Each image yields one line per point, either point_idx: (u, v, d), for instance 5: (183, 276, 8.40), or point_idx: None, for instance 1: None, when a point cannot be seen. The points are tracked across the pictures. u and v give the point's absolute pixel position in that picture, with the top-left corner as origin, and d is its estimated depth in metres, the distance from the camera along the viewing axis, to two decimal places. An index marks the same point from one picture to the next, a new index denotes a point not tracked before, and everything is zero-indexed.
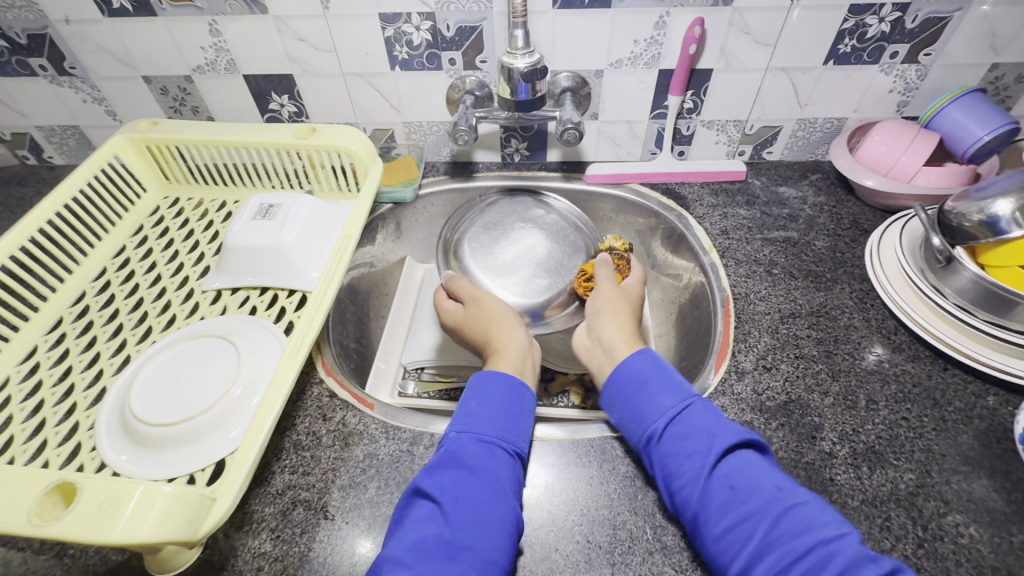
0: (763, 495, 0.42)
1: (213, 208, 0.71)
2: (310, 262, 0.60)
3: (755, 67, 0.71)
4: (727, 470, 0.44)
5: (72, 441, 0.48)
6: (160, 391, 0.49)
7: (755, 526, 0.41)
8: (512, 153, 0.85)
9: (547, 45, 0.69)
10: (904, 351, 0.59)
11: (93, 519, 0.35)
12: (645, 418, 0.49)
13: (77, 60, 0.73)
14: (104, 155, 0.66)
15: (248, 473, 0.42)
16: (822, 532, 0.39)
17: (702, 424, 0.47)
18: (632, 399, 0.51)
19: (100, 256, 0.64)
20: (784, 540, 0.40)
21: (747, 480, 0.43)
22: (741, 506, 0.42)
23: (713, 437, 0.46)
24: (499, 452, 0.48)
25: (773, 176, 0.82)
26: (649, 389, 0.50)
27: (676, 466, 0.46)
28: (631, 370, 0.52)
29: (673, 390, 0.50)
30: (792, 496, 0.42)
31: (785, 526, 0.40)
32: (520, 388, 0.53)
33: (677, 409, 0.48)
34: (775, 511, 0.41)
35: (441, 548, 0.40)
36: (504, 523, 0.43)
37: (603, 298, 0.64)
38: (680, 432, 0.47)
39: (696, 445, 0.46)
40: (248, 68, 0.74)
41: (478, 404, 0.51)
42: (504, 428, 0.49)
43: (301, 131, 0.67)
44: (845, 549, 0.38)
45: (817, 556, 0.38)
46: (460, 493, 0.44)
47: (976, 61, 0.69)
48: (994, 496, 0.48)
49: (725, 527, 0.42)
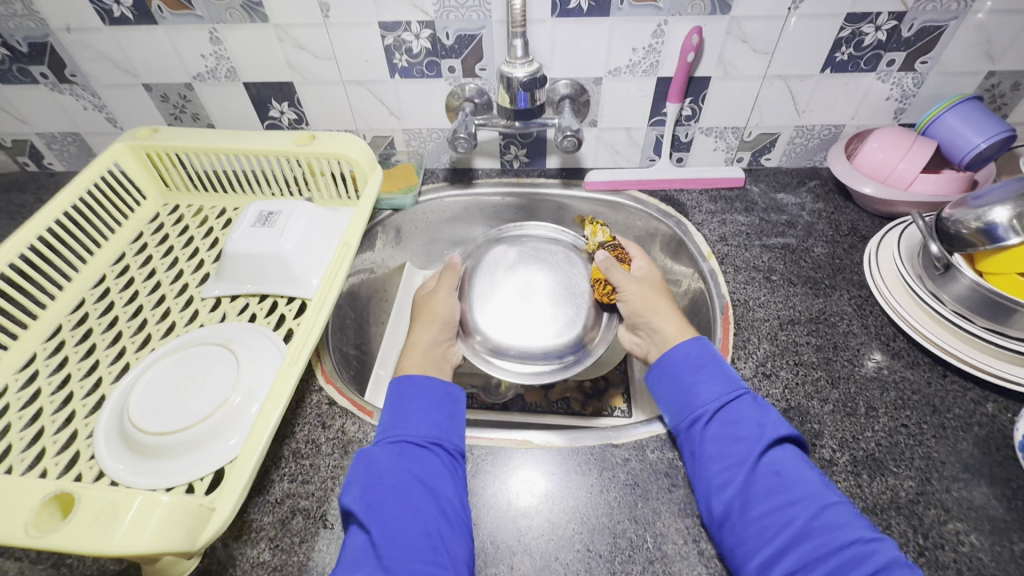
0: (807, 487, 0.45)
1: (212, 215, 0.71)
2: (310, 269, 0.60)
3: (753, 74, 0.72)
4: (773, 458, 0.47)
5: (70, 450, 0.47)
6: (159, 399, 0.49)
7: (797, 513, 0.43)
8: (511, 159, 0.85)
9: (546, 54, 0.70)
10: (903, 357, 0.60)
11: (92, 529, 0.35)
12: (695, 400, 0.52)
13: (78, 68, 0.73)
14: (104, 163, 0.66)
15: (247, 482, 0.42)
16: (861, 531, 0.42)
17: (751, 413, 0.50)
18: (684, 382, 0.53)
19: (100, 263, 0.64)
20: (824, 529, 0.42)
21: (793, 471, 0.46)
22: (785, 493, 0.44)
23: (763, 426, 0.49)
24: (413, 448, 0.49)
25: (772, 182, 0.83)
26: (703, 374, 0.53)
27: (724, 449, 0.48)
28: (685, 355, 0.55)
29: (726, 380, 0.53)
30: (832, 494, 0.45)
31: (825, 518, 0.42)
32: (433, 385, 0.55)
33: (729, 397, 0.51)
34: (817, 503, 0.43)
35: (366, 553, 0.42)
36: (424, 518, 0.44)
37: (638, 291, 0.66)
38: (729, 418, 0.50)
39: (748, 431, 0.48)
40: (249, 76, 0.74)
41: (392, 412, 0.53)
42: (423, 426, 0.51)
43: (300, 138, 0.67)
44: (883, 550, 0.40)
45: (855, 550, 0.40)
46: (374, 499, 0.45)
47: (972, 68, 0.70)
48: (995, 503, 0.48)
49: (764, 510, 0.44)
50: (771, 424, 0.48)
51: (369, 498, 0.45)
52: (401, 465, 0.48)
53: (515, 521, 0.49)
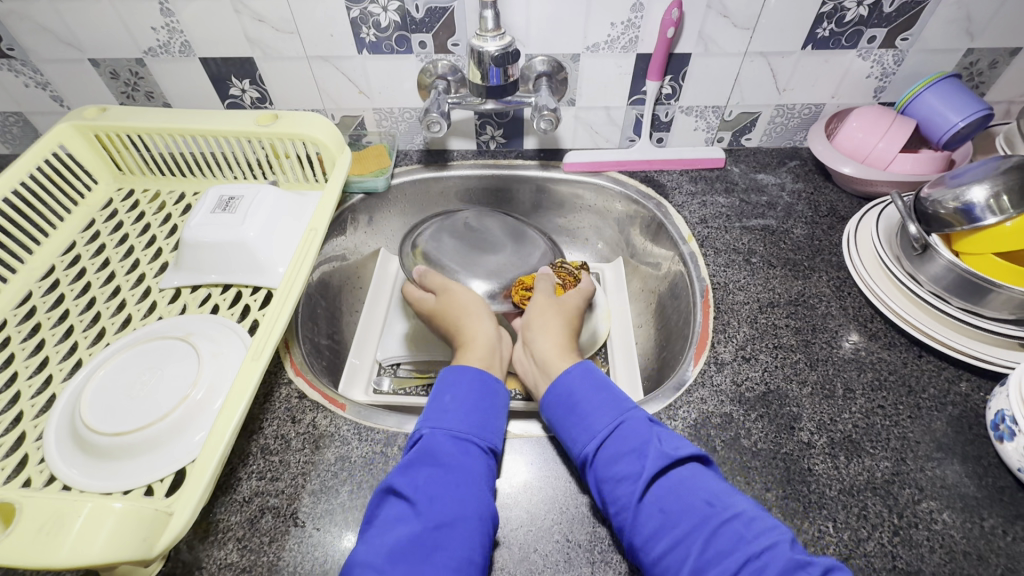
0: (694, 516, 0.41)
1: (170, 200, 0.67)
2: (275, 257, 0.58)
3: (733, 51, 0.70)
4: (660, 490, 0.43)
5: (18, 453, 0.45)
6: (113, 398, 0.46)
7: (688, 548, 0.40)
8: (487, 140, 0.82)
9: (522, 28, 0.67)
10: (880, 338, 0.60)
11: (35, 541, 0.33)
12: (578, 442, 0.48)
13: (15, 41, 0.68)
14: (48, 145, 0.61)
15: (209, 484, 0.40)
16: (752, 546, 0.39)
17: (634, 442, 0.46)
18: (569, 421, 0.50)
19: (47, 253, 0.60)
20: (717, 558, 0.39)
21: (678, 501, 0.43)
22: (672, 529, 0.41)
23: (647, 457, 0.45)
24: (474, 448, 0.47)
25: (752, 163, 0.82)
26: (579, 411, 0.49)
27: (609, 491, 0.44)
28: (563, 391, 0.51)
29: (610, 407, 0.49)
30: (727, 509, 0.41)
31: (718, 544, 0.40)
32: (494, 385, 0.53)
33: (607, 431, 0.47)
34: (706, 530, 0.40)
35: (412, 547, 0.40)
36: (478, 518, 0.43)
37: (537, 309, 0.64)
38: (611, 453, 0.46)
39: (627, 468, 0.45)
40: (205, 51, 0.69)
41: (456, 402, 0.50)
42: (481, 425, 0.49)
43: (262, 118, 0.63)
44: (777, 558, 0.38)
45: (747, 573, 0.38)
46: (434, 491, 0.43)
47: (951, 46, 0.69)
48: (967, 481, 0.48)
49: (659, 551, 0.41)
50: (654, 452, 0.45)
51: (433, 491, 0.43)
52: (464, 461, 0.46)
53: None
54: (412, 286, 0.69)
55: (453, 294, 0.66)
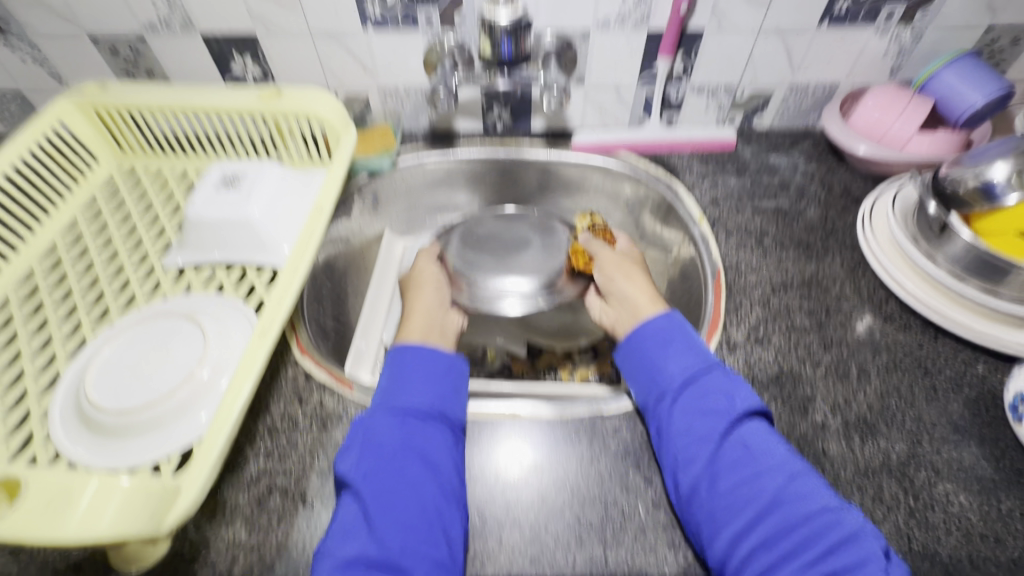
0: (774, 460, 0.43)
1: (172, 179, 0.65)
2: (280, 236, 0.56)
3: (747, 27, 0.68)
4: (742, 431, 0.44)
5: (23, 431, 0.44)
6: (118, 375, 0.46)
7: (764, 487, 0.41)
8: (495, 120, 0.81)
9: (531, 2, 0.65)
10: (895, 320, 0.59)
11: (41, 517, 0.32)
12: (662, 374, 0.49)
13: (12, 16, 0.66)
14: (47, 121, 0.60)
15: (216, 462, 0.39)
16: (827, 501, 0.40)
17: (719, 386, 0.47)
18: (653, 360, 0.51)
19: (49, 232, 0.58)
20: (792, 500, 0.41)
21: (760, 445, 0.44)
22: (751, 466, 0.43)
23: (733, 400, 0.46)
24: (415, 420, 0.46)
25: (764, 144, 0.80)
26: (670, 350, 0.50)
27: (690, 424, 0.46)
28: (655, 329, 0.52)
29: (697, 352, 0.50)
30: (800, 464, 0.43)
31: (794, 489, 0.41)
32: (437, 354, 0.51)
33: (696, 370, 0.48)
34: (785, 475, 0.42)
35: (361, 525, 0.40)
36: (422, 494, 0.42)
37: (612, 265, 0.65)
38: (697, 392, 0.47)
39: (717, 404, 0.46)
40: (206, 26, 0.68)
41: (394, 380, 0.50)
42: (431, 397, 0.48)
43: (266, 94, 0.62)
44: (848, 517, 0.39)
45: (820, 523, 0.39)
46: (368, 469, 0.43)
47: (972, 22, 0.67)
48: (984, 463, 0.48)
49: (730, 486, 0.42)
50: (742, 398, 0.46)
51: (366, 467, 0.43)
52: (400, 436, 0.45)
53: (503, 493, 0.47)
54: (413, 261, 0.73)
55: (418, 269, 0.69)
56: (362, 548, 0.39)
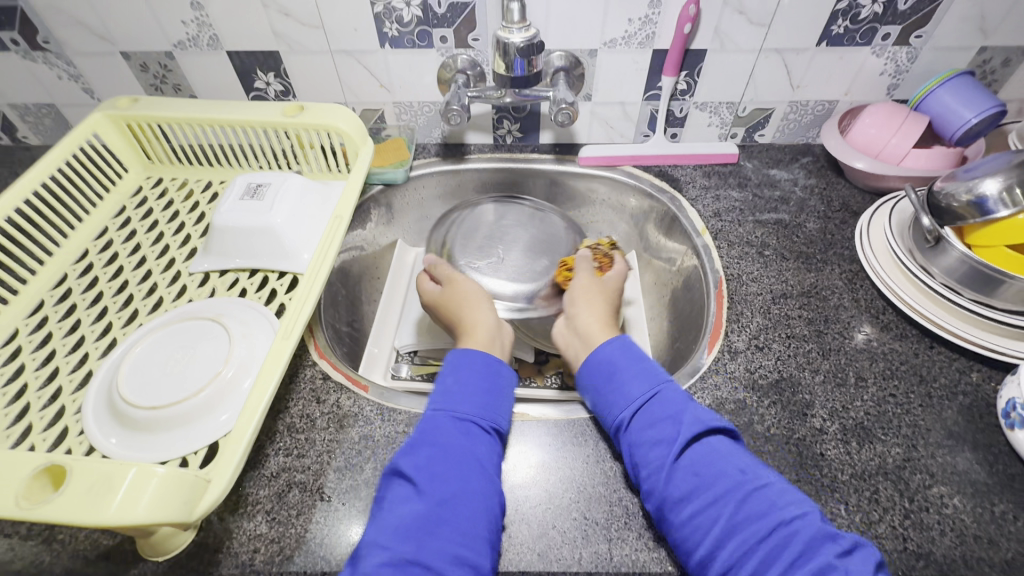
0: (728, 480, 0.43)
1: (198, 188, 0.69)
2: (301, 243, 0.59)
3: (748, 47, 0.71)
4: (692, 457, 0.45)
5: (58, 425, 0.46)
6: (149, 373, 0.48)
7: (721, 510, 0.42)
8: (504, 134, 0.84)
9: (541, 23, 0.68)
10: (892, 329, 0.60)
11: (85, 501, 0.35)
12: (614, 407, 0.50)
13: (51, 35, 0.70)
14: (83, 133, 0.63)
15: (243, 456, 0.42)
16: (784, 512, 0.41)
17: (667, 410, 0.48)
18: (608, 388, 0.52)
19: (81, 238, 0.62)
20: (748, 522, 0.41)
21: (712, 466, 0.44)
22: (705, 492, 0.43)
23: (681, 424, 0.47)
24: (475, 428, 0.48)
25: (765, 159, 0.83)
26: (618, 378, 0.52)
27: (643, 455, 0.46)
28: (603, 360, 0.53)
29: (644, 378, 0.51)
30: (755, 479, 0.43)
31: (748, 510, 0.42)
32: (498, 366, 0.54)
33: (645, 397, 0.49)
34: (739, 495, 0.42)
35: (418, 526, 0.41)
36: (478, 498, 0.44)
37: (581, 290, 0.64)
38: (646, 420, 0.48)
39: (662, 432, 0.47)
40: (232, 44, 0.71)
41: (456, 383, 0.52)
42: (485, 406, 0.50)
43: (289, 109, 0.65)
44: (805, 528, 0.40)
45: (778, 538, 0.39)
46: (433, 470, 0.45)
47: (965, 43, 0.70)
48: (978, 468, 0.49)
49: (691, 511, 0.43)
50: (688, 420, 0.47)
51: (430, 470, 0.45)
52: (463, 441, 0.47)
53: (512, 491, 0.49)
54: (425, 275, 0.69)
55: (451, 287, 0.65)
56: (417, 551, 0.40)
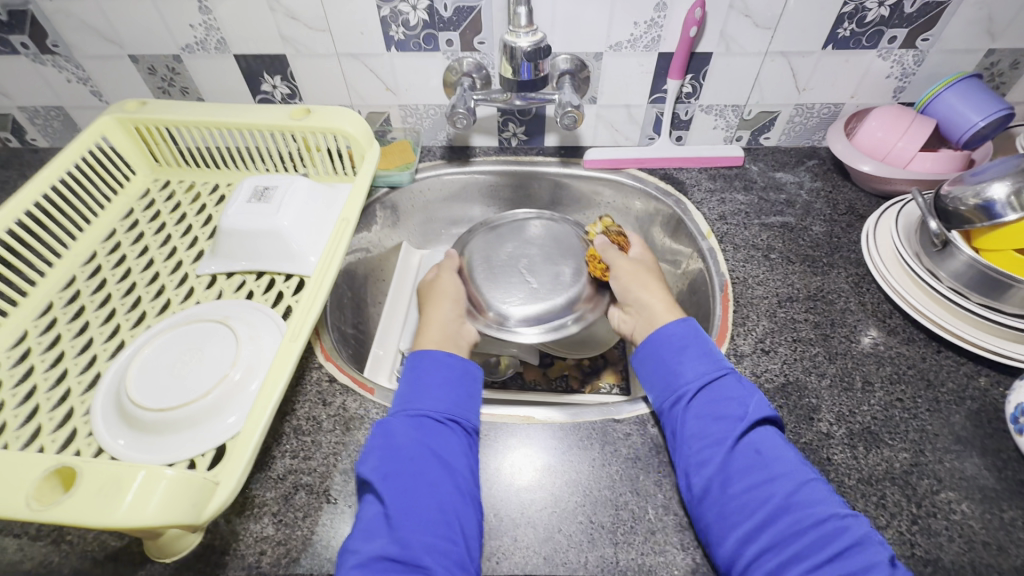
0: (786, 465, 0.45)
1: (205, 191, 0.69)
2: (307, 246, 0.59)
3: (754, 51, 0.71)
4: (753, 438, 0.46)
5: (67, 427, 0.47)
6: (157, 375, 0.49)
7: (776, 491, 0.43)
8: (509, 137, 0.84)
9: (547, 27, 0.69)
10: (899, 334, 0.60)
11: (95, 503, 0.35)
12: (676, 380, 0.52)
13: (60, 38, 0.71)
14: (92, 136, 0.64)
15: (251, 457, 0.42)
16: (837, 508, 0.42)
17: (732, 393, 0.49)
18: (670, 364, 0.53)
19: (90, 239, 0.62)
20: (800, 506, 0.42)
21: (773, 450, 0.46)
22: (763, 471, 0.44)
23: (746, 407, 0.48)
24: (432, 422, 0.49)
25: (771, 162, 0.82)
26: (687, 355, 0.53)
27: (705, 426, 0.48)
28: (675, 334, 0.54)
29: (708, 359, 0.52)
30: (809, 471, 0.45)
31: (802, 496, 0.43)
32: (453, 360, 0.54)
33: (709, 377, 0.51)
34: (797, 480, 0.44)
35: (383, 524, 0.42)
36: (440, 493, 0.44)
37: (626, 275, 0.65)
38: (710, 397, 0.49)
39: (729, 409, 0.48)
40: (240, 48, 0.72)
41: (410, 385, 0.52)
42: (446, 401, 0.51)
43: (295, 112, 0.65)
44: (855, 526, 0.41)
45: (831, 527, 0.41)
46: (390, 470, 0.45)
47: (973, 46, 0.70)
48: (986, 473, 0.49)
49: (743, 488, 0.44)
50: (754, 405, 0.48)
51: (387, 468, 0.45)
52: (419, 438, 0.47)
53: (517, 494, 0.49)
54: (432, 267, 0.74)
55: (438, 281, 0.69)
56: (387, 546, 0.41)
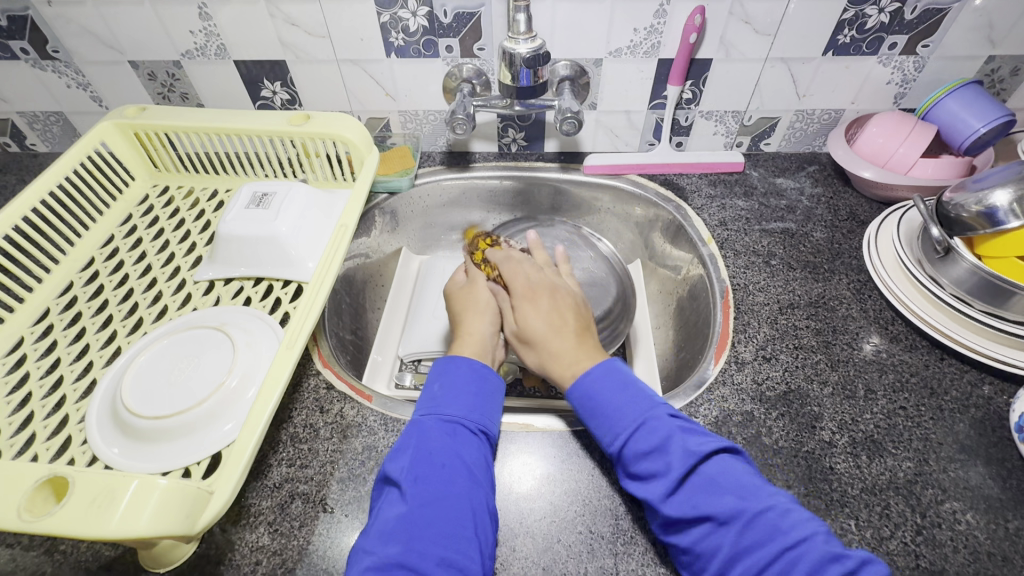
0: (727, 506, 0.42)
1: (204, 197, 0.69)
2: (306, 251, 0.59)
3: (753, 57, 0.71)
4: (689, 487, 0.43)
5: (62, 434, 0.46)
6: (153, 383, 0.48)
7: (721, 539, 0.41)
8: (509, 142, 0.84)
9: (547, 33, 0.68)
10: (901, 341, 0.60)
11: (87, 512, 0.35)
12: (603, 438, 0.49)
13: (61, 44, 0.71)
14: (91, 142, 0.64)
15: (246, 465, 0.42)
16: (788, 536, 0.39)
17: (659, 440, 0.46)
18: (597, 417, 0.50)
19: (88, 246, 0.62)
20: (751, 548, 0.40)
21: (711, 493, 0.43)
22: (705, 520, 0.42)
23: (672, 455, 0.45)
24: (464, 431, 0.48)
25: (771, 168, 0.82)
26: (603, 410, 0.49)
27: (638, 490, 0.45)
28: (587, 387, 0.51)
29: (633, 405, 0.49)
30: (758, 502, 0.41)
31: (751, 535, 0.40)
32: (487, 372, 0.54)
33: (631, 429, 0.47)
34: (739, 522, 0.41)
35: (394, 532, 0.41)
36: (465, 502, 0.43)
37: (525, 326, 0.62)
38: (635, 452, 0.46)
39: (655, 464, 0.45)
40: (239, 54, 0.72)
41: (445, 388, 0.52)
42: (473, 409, 0.50)
43: (295, 118, 0.65)
44: (812, 551, 0.38)
45: (784, 562, 0.38)
46: (419, 473, 0.44)
47: (973, 53, 0.70)
48: (991, 483, 0.48)
49: (692, 542, 0.42)
50: (681, 450, 0.45)
51: (417, 472, 0.44)
52: (451, 444, 0.47)
53: (517, 503, 0.49)
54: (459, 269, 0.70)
55: (474, 287, 0.65)
56: (403, 553, 0.39)
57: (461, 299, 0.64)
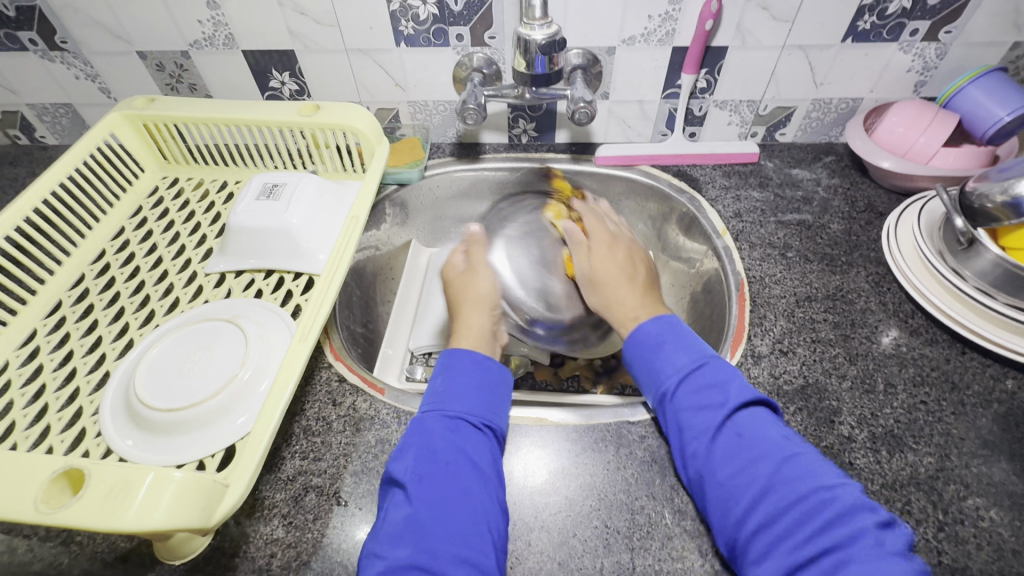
0: (770, 443, 0.43)
1: (213, 188, 0.68)
2: (316, 244, 0.59)
3: (770, 44, 0.69)
4: (737, 420, 0.45)
5: (76, 426, 0.46)
6: (167, 376, 0.48)
7: (760, 472, 0.41)
8: (520, 133, 0.83)
9: (560, 20, 0.67)
10: (921, 334, 0.59)
11: (104, 505, 0.34)
12: (661, 374, 0.50)
13: (69, 35, 0.70)
14: (101, 134, 0.63)
15: (261, 458, 0.41)
16: (823, 479, 0.40)
17: (715, 378, 0.47)
18: (653, 358, 0.51)
19: (99, 238, 0.61)
20: (786, 483, 0.40)
21: (755, 430, 0.44)
22: (748, 454, 0.43)
23: (727, 394, 0.46)
24: (468, 426, 0.48)
25: (786, 158, 0.81)
26: (664, 349, 0.51)
27: (690, 420, 0.46)
28: (647, 333, 0.53)
29: (688, 350, 0.50)
30: (794, 446, 0.43)
31: (789, 472, 0.41)
32: (490, 365, 0.53)
33: (690, 367, 0.49)
34: (780, 456, 0.42)
35: (407, 527, 0.41)
36: (471, 497, 0.43)
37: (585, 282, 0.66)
38: (692, 390, 0.47)
39: (710, 399, 0.46)
40: (248, 44, 0.71)
41: (445, 383, 0.51)
42: (475, 404, 0.49)
43: (304, 108, 0.64)
44: (845, 496, 0.39)
45: (816, 501, 0.39)
46: (423, 472, 0.44)
47: (997, 39, 0.68)
48: (1014, 479, 0.48)
49: (729, 474, 0.42)
50: (735, 390, 0.46)
51: (422, 470, 0.44)
52: (454, 440, 0.46)
53: (532, 498, 0.48)
54: (458, 249, 0.69)
55: (473, 273, 0.65)
56: (414, 555, 0.39)
57: (460, 287, 0.64)
